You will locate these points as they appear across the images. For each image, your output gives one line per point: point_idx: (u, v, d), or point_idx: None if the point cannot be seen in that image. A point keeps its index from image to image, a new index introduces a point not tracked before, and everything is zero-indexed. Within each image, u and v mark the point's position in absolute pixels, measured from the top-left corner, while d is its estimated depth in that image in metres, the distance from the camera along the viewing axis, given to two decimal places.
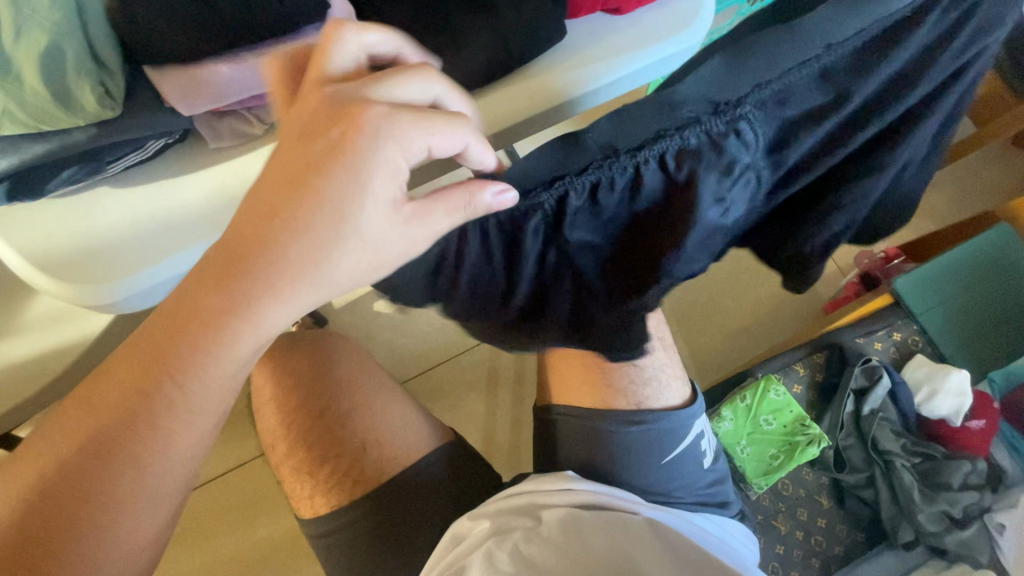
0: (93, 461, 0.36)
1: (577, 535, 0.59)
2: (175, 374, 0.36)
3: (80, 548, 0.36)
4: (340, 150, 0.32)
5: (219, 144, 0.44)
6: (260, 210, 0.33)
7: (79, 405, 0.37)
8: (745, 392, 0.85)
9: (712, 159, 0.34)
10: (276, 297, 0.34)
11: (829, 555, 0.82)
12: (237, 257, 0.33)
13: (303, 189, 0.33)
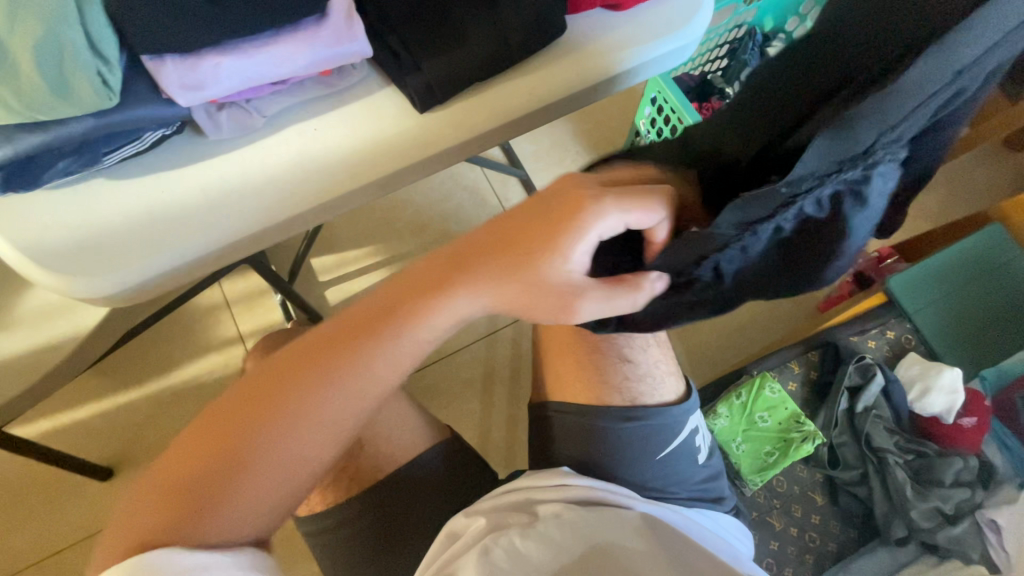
0: (289, 403, 0.47)
1: (572, 530, 0.59)
2: (377, 336, 0.48)
3: (254, 470, 0.45)
4: (563, 214, 0.46)
5: (218, 136, 0.44)
6: (490, 237, 0.48)
7: (299, 357, 0.49)
8: (740, 390, 0.86)
9: (847, 197, 0.38)
10: (471, 280, 0.48)
11: (822, 551, 0.82)
12: (455, 255, 0.48)
13: (528, 233, 0.47)
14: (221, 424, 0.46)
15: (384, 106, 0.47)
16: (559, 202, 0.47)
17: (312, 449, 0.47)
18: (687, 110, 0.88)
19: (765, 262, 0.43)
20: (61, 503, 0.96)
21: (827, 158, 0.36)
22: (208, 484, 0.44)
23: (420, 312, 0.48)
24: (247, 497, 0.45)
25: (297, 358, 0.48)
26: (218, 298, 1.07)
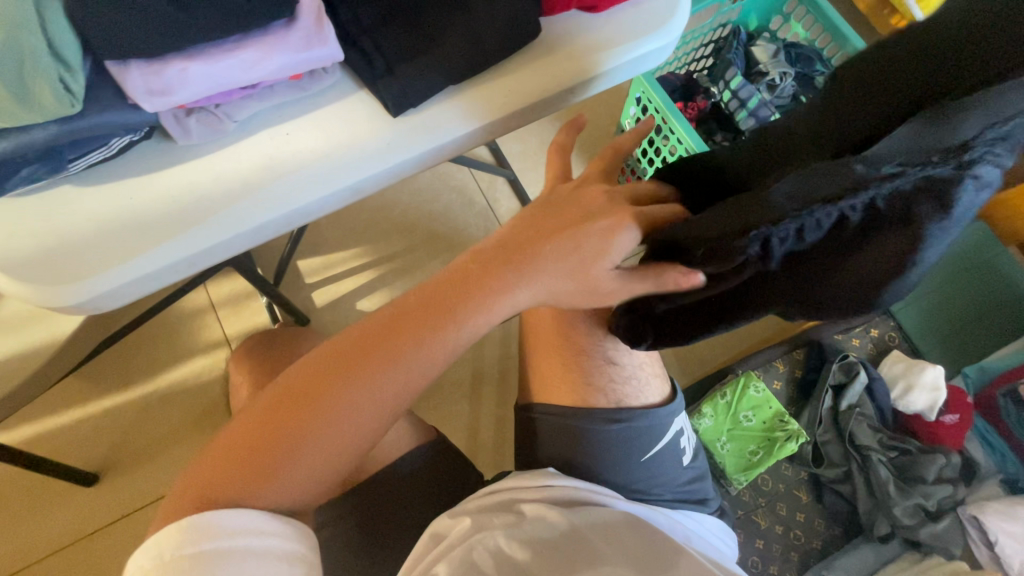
0: (368, 365, 0.47)
1: (557, 532, 0.59)
2: (462, 304, 0.49)
3: (320, 430, 0.45)
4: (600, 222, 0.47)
5: (186, 142, 0.43)
6: (548, 231, 0.50)
7: (382, 319, 0.49)
8: (725, 389, 0.86)
9: (939, 205, 0.30)
10: (535, 270, 0.49)
11: (807, 549, 0.83)
12: (526, 241, 0.50)
13: (572, 237, 0.48)
14: (303, 375, 0.47)
15: (357, 111, 0.47)
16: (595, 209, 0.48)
17: (376, 416, 0.48)
18: (671, 110, 0.88)
19: (814, 259, 0.34)
20: (44, 509, 0.95)
21: (911, 147, 0.31)
22: (279, 442, 0.44)
23: (479, 299, 0.49)
24: (307, 451, 0.45)
25: (349, 346, 0.48)
26: (204, 300, 1.06)
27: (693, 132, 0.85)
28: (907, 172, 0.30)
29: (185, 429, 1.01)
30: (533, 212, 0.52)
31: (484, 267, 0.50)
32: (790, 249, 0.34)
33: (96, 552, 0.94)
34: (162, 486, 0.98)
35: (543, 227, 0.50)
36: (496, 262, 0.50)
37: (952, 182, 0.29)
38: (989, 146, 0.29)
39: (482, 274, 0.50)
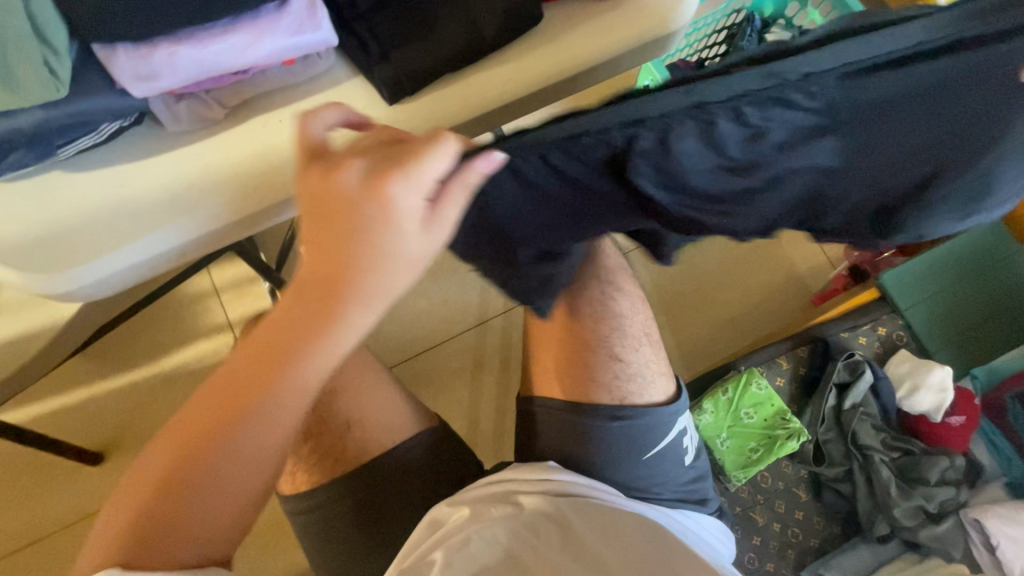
0: (234, 400, 0.38)
1: (555, 529, 0.59)
2: (326, 312, 0.36)
3: (208, 482, 0.38)
4: (356, 202, 0.34)
5: (176, 129, 0.42)
6: (331, 221, 0.35)
7: (240, 345, 0.39)
8: (726, 385, 0.85)
9: (766, 119, 0.36)
10: (377, 265, 0.35)
11: (804, 547, 0.83)
12: (330, 241, 0.35)
13: (352, 231, 0.34)
14: (176, 430, 0.39)
15: (351, 98, 0.45)
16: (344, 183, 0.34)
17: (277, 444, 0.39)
18: None
19: (673, 171, 0.37)
20: (54, 486, 0.98)
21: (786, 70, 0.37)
22: (168, 504, 0.38)
23: (331, 306, 0.36)
24: (201, 506, 0.38)
25: (198, 413, 0.39)
26: (207, 285, 1.06)
27: None
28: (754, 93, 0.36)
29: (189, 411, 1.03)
30: (315, 220, 0.35)
31: (308, 319, 0.36)
32: (651, 155, 0.37)
33: None
34: None
35: (340, 240, 0.35)
36: (310, 310, 0.36)
37: (773, 103, 0.36)
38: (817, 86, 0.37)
39: (310, 316, 0.36)
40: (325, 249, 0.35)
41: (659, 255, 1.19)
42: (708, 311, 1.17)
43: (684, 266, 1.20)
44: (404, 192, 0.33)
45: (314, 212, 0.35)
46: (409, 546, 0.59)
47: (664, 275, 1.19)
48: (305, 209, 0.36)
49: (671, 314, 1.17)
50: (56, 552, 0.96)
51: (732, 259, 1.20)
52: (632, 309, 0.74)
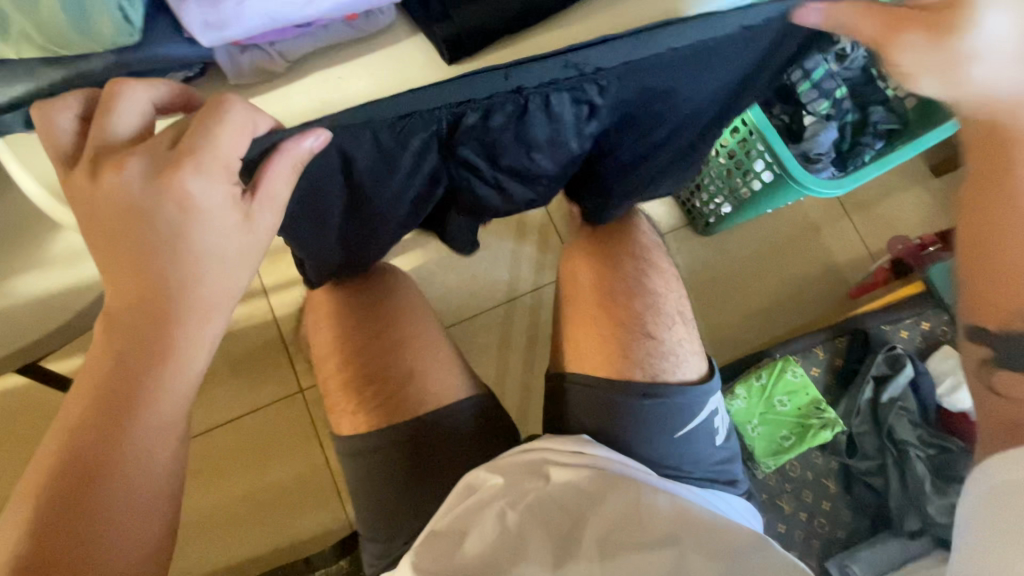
0: (108, 402, 0.42)
1: (588, 499, 0.59)
2: (172, 308, 0.41)
3: (107, 486, 0.41)
4: (157, 215, 0.39)
5: (239, 81, 0.43)
6: (130, 234, 0.39)
7: (93, 353, 0.42)
8: (761, 370, 0.84)
9: (564, 96, 0.45)
10: (201, 261, 0.41)
11: (830, 538, 0.82)
12: (141, 250, 0.40)
13: (155, 235, 0.40)
14: (52, 446, 0.42)
15: (410, 57, 0.45)
16: (133, 191, 0.38)
17: (169, 434, 0.44)
18: None
19: (484, 132, 0.46)
20: None
21: (596, 58, 0.43)
22: (71, 521, 0.40)
23: (173, 303, 0.41)
24: (116, 509, 0.42)
25: (71, 421, 0.42)
26: None
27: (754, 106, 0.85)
28: (563, 77, 0.43)
29: (223, 372, 1.08)
30: (111, 224, 0.39)
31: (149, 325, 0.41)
32: (465, 126, 0.45)
33: None
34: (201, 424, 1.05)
35: (154, 242, 0.40)
36: (145, 315, 0.41)
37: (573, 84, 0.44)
38: (611, 73, 0.44)
39: (146, 322, 0.41)
40: (137, 258, 0.40)
41: (692, 239, 1.17)
42: (740, 299, 1.15)
43: (717, 251, 1.18)
44: (204, 187, 0.39)
45: (106, 228, 0.40)
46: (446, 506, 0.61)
47: (696, 260, 1.17)
48: (95, 229, 0.40)
49: (702, 300, 1.15)
50: None
51: (768, 247, 1.18)
52: (665, 285, 0.76)
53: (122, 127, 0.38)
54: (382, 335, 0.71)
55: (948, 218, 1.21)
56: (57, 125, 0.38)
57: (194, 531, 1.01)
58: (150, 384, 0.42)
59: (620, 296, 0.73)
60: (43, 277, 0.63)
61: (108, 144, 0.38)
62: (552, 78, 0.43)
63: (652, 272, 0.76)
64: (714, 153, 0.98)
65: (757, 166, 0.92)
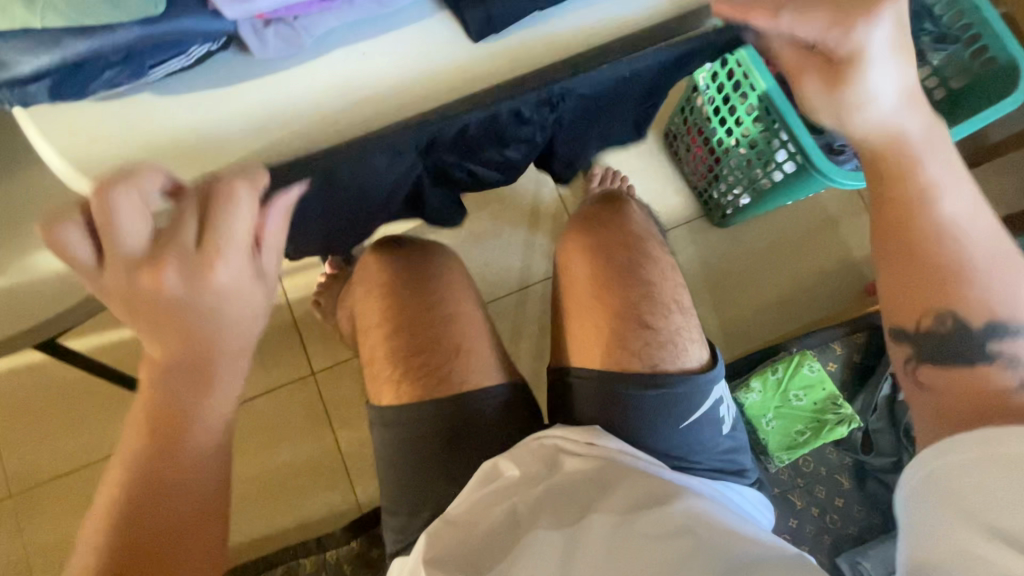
0: (152, 464, 0.43)
1: (598, 488, 0.59)
2: (202, 367, 0.43)
3: (168, 544, 0.43)
4: (172, 295, 0.40)
5: (264, 56, 0.42)
6: (148, 314, 0.41)
7: (130, 421, 0.44)
8: (776, 365, 0.83)
9: (530, 110, 0.49)
10: (220, 319, 0.42)
11: (842, 534, 0.81)
12: (162, 321, 0.41)
13: (173, 314, 0.41)
14: (107, 520, 0.43)
15: (435, 33, 0.44)
16: (149, 278, 0.39)
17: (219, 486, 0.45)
18: (754, 63, 0.84)
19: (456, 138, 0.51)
20: (110, 415, 1.06)
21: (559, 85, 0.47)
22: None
23: (201, 361, 0.43)
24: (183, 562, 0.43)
25: (119, 494, 0.43)
26: None
27: (780, 94, 0.83)
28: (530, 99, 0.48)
29: None
30: (132, 310, 0.41)
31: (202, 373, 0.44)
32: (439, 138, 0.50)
33: None
34: None
35: (175, 318, 0.41)
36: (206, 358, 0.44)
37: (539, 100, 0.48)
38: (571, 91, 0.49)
39: (179, 384, 0.43)
40: (159, 331, 0.42)
41: (707, 231, 1.16)
42: (754, 293, 1.14)
43: (732, 244, 1.16)
44: (231, 264, 0.41)
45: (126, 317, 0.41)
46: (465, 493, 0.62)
47: (711, 252, 1.15)
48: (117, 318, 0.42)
49: (715, 293, 1.14)
50: None
51: (784, 241, 1.16)
52: (659, 275, 0.75)
53: (129, 228, 0.39)
54: (429, 312, 0.73)
55: None
56: (74, 244, 0.40)
57: None
58: (191, 437, 0.44)
59: (620, 284, 0.73)
60: (58, 254, 0.64)
61: (117, 247, 0.39)
62: (522, 101, 0.47)
63: (646, 263, 0.75)
64: (734, 143, 0.96)
65: (778, 157, 0.90)
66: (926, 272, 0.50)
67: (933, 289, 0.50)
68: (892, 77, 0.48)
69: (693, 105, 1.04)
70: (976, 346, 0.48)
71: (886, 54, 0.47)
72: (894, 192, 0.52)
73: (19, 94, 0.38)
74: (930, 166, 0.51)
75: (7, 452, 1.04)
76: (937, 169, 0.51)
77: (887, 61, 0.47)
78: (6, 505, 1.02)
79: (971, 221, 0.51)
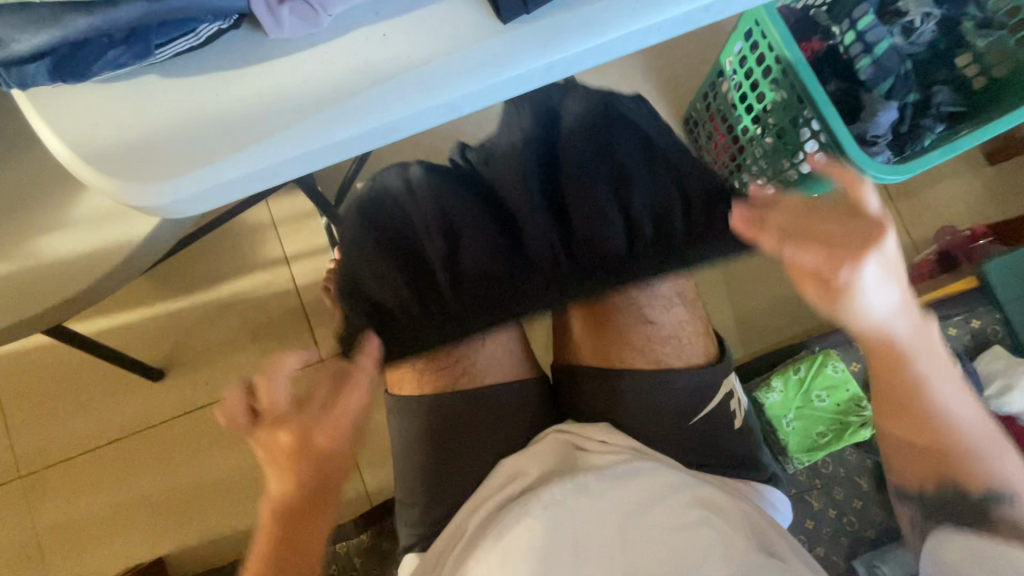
0: (280, 548, 0.58)
1: (613, 479, 0.56)
2: (318, 484, 0.60)
3: None
4: (307, 439, 0.59)
5: (280, 35, 0.39)
6: (283, 454, 0.58)
7: (263, 521, 0.59)
8: (799, 364, 0.81)
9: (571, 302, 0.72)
10: (334, 454, 0.60)
11: (859, 536, 0.80)
12: (291, 455, 0.58)
13: (300, 454, 0.58)
14: None
15: (461, 15, 0.41)
16: (292, 430, 0.58)
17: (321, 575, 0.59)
18: (788, 48, 0.80)
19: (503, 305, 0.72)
20: (118, 398, 1.05)
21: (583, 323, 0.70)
22: None
23: (316, 481, 0.60)
24: None
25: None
26: (265, 217, 1.09)
27: (814, 83, 0.79)
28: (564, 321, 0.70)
29: (243, 339, 1.08)
30: (272, 456, 0.58)
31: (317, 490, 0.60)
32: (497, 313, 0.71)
33: (160, 440, 1.04)
34: (220, 389, 1.06)
35: (302, 456, 0.59)
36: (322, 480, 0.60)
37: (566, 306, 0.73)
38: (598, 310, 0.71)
39: (301, 496, 0.59)
40: (287, 463, 0.58)
41: None
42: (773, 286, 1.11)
43: None
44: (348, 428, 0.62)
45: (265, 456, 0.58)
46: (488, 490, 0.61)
47: None
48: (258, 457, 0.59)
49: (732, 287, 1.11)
50: (116, 460, 1.04)
51: None
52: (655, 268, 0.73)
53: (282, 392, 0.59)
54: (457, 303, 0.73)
55: (1000, 208, 1.15)
56: (234, 409, 0.58)
57: (215, 494, 1.03)
58: (306, 533, 0.59)
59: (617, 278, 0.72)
60: (61, 238, 0.61)
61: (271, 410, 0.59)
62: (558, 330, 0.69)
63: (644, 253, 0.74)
64: (760, 132, 0.93)
65: (807, 147, 0.86)
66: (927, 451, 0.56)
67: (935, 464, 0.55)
68: (889, 305, 0.52)
69: (717, 91, 1.00)
70: (970, 509, 0.54)
71: (881, 286, 0.51)
72: (888, 383, 0.56)
73: (16, 75, 0.35)
74: (920, 363, 0.55)
75: (14, 433, 1.03)
76: (936, 359, 0.55)
77: (883, 289, 0.52)
78: (14, 486, 1.02)
79: (951, 410, 0.55)
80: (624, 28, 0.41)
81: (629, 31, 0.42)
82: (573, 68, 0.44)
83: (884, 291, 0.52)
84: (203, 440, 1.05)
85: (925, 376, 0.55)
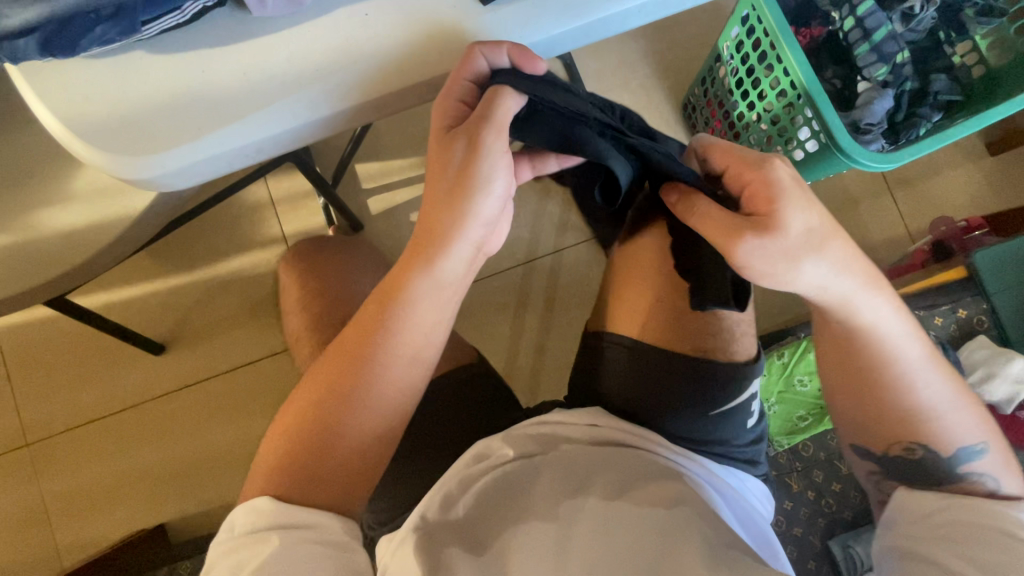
0: (377, 331, 0.53)
1: (585, 471, 0.56)
2: (429, 250, 0.51)
3: (353, 405, 0.52)
4: (453, 165, 0.47)
5: (261, 13, 0.40)
6: (433, 167, 0.49)
7: (376, 297, 0.54)
8: (782, 350, 0.87)
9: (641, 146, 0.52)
10: (464, 205, 0.48)
11: (836, 517, 0.86)
12: (433, 177, 0.49)
13: (448, 183, 0.48)
14: (324, 382, 0.53)
15: None
16: (442, 145, 0.47)
17: (408, 378, 0.54)
18: (782, 34, 0.79)
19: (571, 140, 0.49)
20: (119, 370, 1.08)
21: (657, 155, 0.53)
22: (314, 450, 0.50)
23: (438, 248, 0.51)
24: (360, 413, 0.52)
25: (336, 365, 0.53)
26: (264, 196, 1.10)
27: (808, 68, 0.78)
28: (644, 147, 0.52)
29: (242, 317, 1.10)
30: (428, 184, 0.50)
31: (402, 273, 0.53)
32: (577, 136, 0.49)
33: (161, 412, 1.07)
34: (219, 364, 1.08)
35: (449, 178, 0.48)
36: (425, 247, 0.51)
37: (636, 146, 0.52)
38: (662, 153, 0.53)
39: (417, 252, 0.52)
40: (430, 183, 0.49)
41: None
42: None
43: None
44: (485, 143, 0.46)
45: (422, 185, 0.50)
46: (451, 470, 0.59)
47: None
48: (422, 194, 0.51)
49: None
50: (119, 430, 1.07)
51: None
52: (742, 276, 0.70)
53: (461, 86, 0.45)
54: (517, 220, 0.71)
55: (995, 198, 1.14)
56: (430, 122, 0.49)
57: (214, 467, 1.07)
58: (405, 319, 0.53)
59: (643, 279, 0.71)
60: (59, 213, 0.63)
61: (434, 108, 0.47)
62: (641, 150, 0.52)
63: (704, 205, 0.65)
64: (756, 119, 0.92)
65: (801, 134, 0.86)
66: (898, 412, 0.56)
67: (911, 428, 0.56)
68: (820, 226, 0.51)
69: (715, 76, 1.00)
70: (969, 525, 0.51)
71: (804, 219, 0.50)
72: (845, 359, 0.57)
73: (7, 48, 0.37)
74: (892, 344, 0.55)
75: (22, 404, 1.06)
76: (899, 321, 0.56)
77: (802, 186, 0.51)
78: (22, 453, 1.06)
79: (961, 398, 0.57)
80: (606, 11, 0.42)
81: (610, 14, 0.43)
82: (554, 50, 0.45)
83: (806, 221, 0.50)
84: (203, 413, 1.08)
85: (893, 335, 0.55)
